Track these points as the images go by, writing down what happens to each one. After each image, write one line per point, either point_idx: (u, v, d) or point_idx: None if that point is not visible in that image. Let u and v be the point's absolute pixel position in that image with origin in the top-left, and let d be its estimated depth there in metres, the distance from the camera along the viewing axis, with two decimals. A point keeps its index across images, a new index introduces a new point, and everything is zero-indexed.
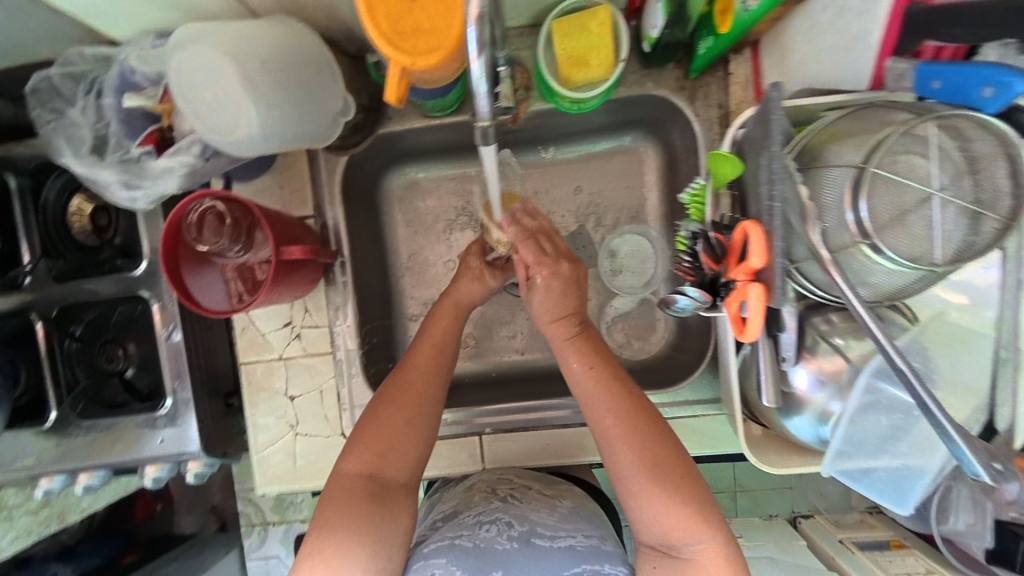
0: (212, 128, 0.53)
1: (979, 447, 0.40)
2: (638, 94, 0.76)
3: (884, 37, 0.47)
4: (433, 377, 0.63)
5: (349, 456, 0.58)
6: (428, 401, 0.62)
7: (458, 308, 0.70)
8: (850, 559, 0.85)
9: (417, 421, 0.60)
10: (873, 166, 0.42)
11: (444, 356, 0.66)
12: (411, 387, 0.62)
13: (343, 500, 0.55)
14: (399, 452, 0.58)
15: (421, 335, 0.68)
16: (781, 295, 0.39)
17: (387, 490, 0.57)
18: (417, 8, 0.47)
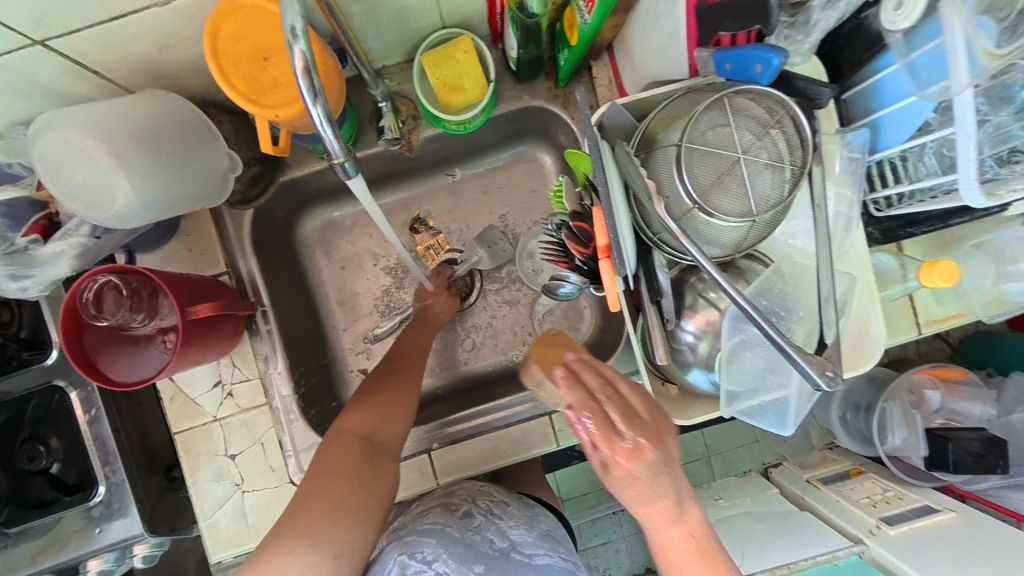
0: (90, 206, 0.54)
1: (814, 361, 0.47)
2: (519, 107, 0.83)
3: (687, 32, 0.54)
4: (418, 363, 0.78)
5: (349, 417, 0.68)
6: (415, 382, 0.75)
7: (428, 324, 0.85)
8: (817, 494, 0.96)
9: (403, 399, 0.72)
10: (687, 143, 0.49)
11: (422, 351, 0.81)
12: (401, 370, 0.76)
13: (343, 448, 0.63)
14: (391, 417, 0.69)
15: (403, 337, 0.82)
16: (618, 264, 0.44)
17: (381, 451, 0.65)
18: (272, 67, 0.51)
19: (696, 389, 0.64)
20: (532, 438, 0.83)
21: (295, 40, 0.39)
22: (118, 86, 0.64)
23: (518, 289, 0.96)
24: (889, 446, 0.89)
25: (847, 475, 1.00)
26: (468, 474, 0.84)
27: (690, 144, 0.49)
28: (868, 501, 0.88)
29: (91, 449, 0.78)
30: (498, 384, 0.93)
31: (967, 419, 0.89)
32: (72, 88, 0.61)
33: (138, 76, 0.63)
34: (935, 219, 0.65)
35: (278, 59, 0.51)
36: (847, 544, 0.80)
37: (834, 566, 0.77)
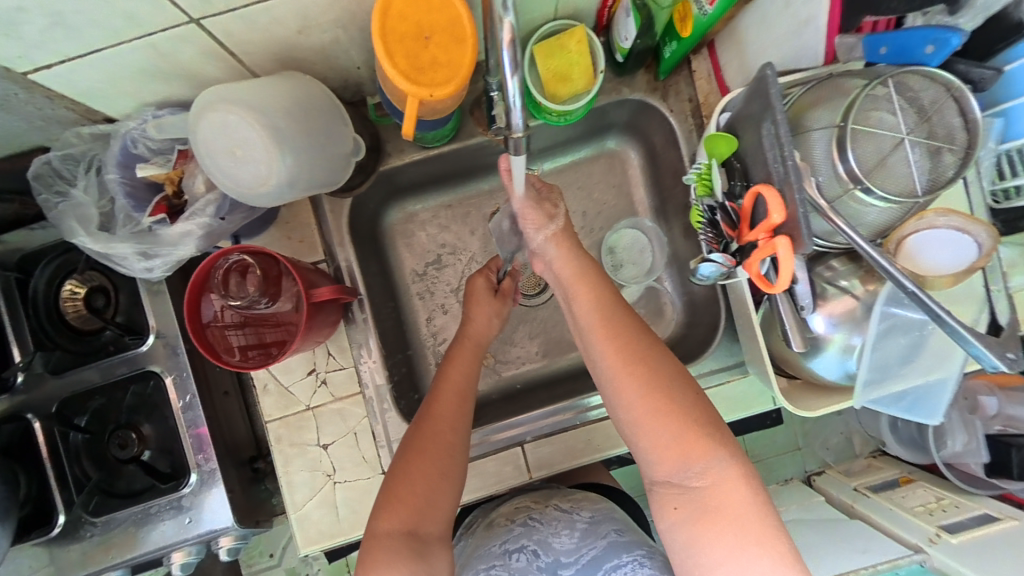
0: (237, 181, 0.54)
1: (993, 343, 0.46)
2: (616, 100, 0.83)
3: (829, 20, 0.55)
4: (458, 421, 0.67)
5: (385, 514, 0.60)
6: (459, 449, 0.65)
7: (475, 346, 0.75)
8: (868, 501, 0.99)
9: (450, 471, 0.64)
10: (851, 124, 0.49)
11: (464, 397, 0.69)
12: (439, 438, 0.65)
13: (386, 556, 0.57)
14: (433, 505, 0.62)
15: (438, 387, 0.70)
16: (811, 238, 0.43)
17: (427, 544, 0.60)
18: (432, 46, 0.51)
19: (820, 380, 0.63)
20: None
21: (505, 13, 0.39)
22: (246, 70, 0.64)
23: None
24: (948, 453, 0.93)
25: (897, 482, 1.04)
26: (559, 470, 0.82)
27: (854, 126, 0.49)
28: (923, 509, 0.92)
29: (184, 437, 0.76)
30: (582, 377, 0.92)
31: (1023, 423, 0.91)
32: (205, 70, 0.62)
33: (267, 60, 0.63)
34: None
35: (438, 38, 0.51)
36: (908, 552, 0.82)
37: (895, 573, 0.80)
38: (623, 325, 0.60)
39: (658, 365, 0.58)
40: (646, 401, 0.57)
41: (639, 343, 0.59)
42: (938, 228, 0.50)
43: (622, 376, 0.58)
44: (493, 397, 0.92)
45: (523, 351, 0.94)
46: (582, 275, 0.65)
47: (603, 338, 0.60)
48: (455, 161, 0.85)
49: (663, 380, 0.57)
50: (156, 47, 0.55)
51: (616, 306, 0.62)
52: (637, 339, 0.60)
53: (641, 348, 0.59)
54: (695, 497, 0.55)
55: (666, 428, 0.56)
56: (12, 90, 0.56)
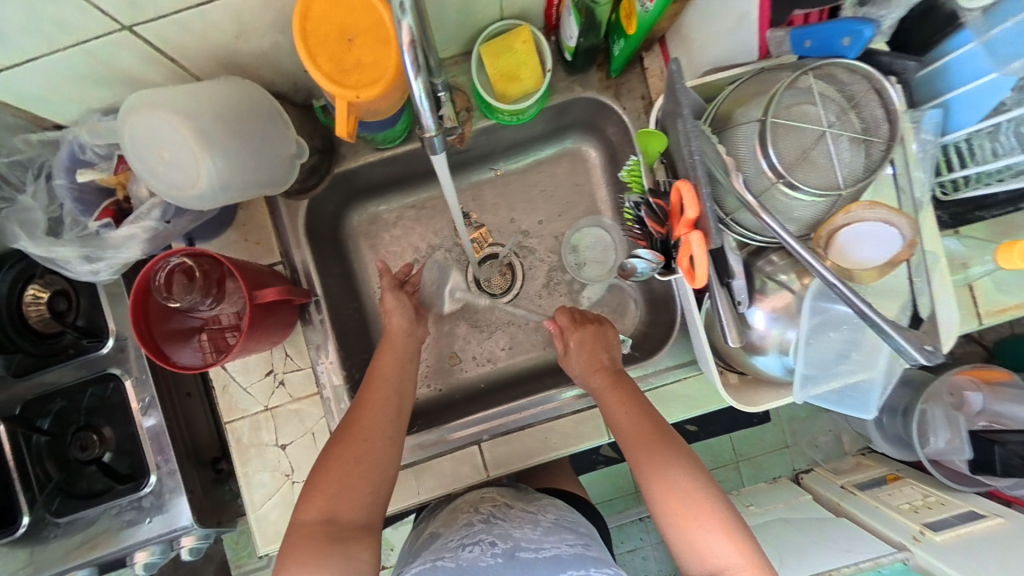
0: (172, 185, 0.55)
1: (912, 336, 0.46)
2: (570, 99, 0.83)
3: (760, 13, 0.55)
4: (382, 410, 0.69)
5: (304, 505, 0.61)
6: (381, 439, 0.67)
7: (401, 340, 0.78)
8: (855, 501, 0.98)
9: (370, 456, 0.65)
10: (772, 118, 0.49)
11: (393, 390, 0.72)
12: (362, 426, 0.67)
13: (303, 542, 0.58)
14: (351, 491, 0.62)
15: (368, 383, 0.73)
16: (719, 234, 0.44)
17: (346, 532, 0.60)
18: (356, 48, 0.52)
19: (765, 376, 0.63)
20: (586, 431, 0.81)
21: (402, 14, 0.39)
22: (190, 75, 0.65)
23: (563, 283, 0.95)
24: (931, 450, 0.89)
25: (884, 481, 1.03)
26: (517, 468, 0.81)
27: (775, 120, 0.49)
28: (909, 507, 0.91)
29: (143, 439, 0.77)
30: (547, 376, 0.91)
31: (1014, 421, 0.84)
32: (147, 75, 0.63)
33: (210, 65, 0.64)
34: (1003, 203, 0.65)
35: (362, 40, 0.52)
36: (890, 550, 0.83)
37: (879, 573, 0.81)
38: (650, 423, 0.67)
39: (682, 460, 0.64)
40: (671, 496, 0.61)
41: (663, 440, 0.66)
42: (866, 221, 0.49)
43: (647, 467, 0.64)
44: (457, 397, 0.91)
45: (488, 351, 0.93)
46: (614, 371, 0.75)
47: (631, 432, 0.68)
48: (411, 162, 0.86)
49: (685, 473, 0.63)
50: (93, 53, 0.57)
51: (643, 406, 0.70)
52: (664, 440, 0.66)
53: (666, 445, 0.65)
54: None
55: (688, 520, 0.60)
56: None
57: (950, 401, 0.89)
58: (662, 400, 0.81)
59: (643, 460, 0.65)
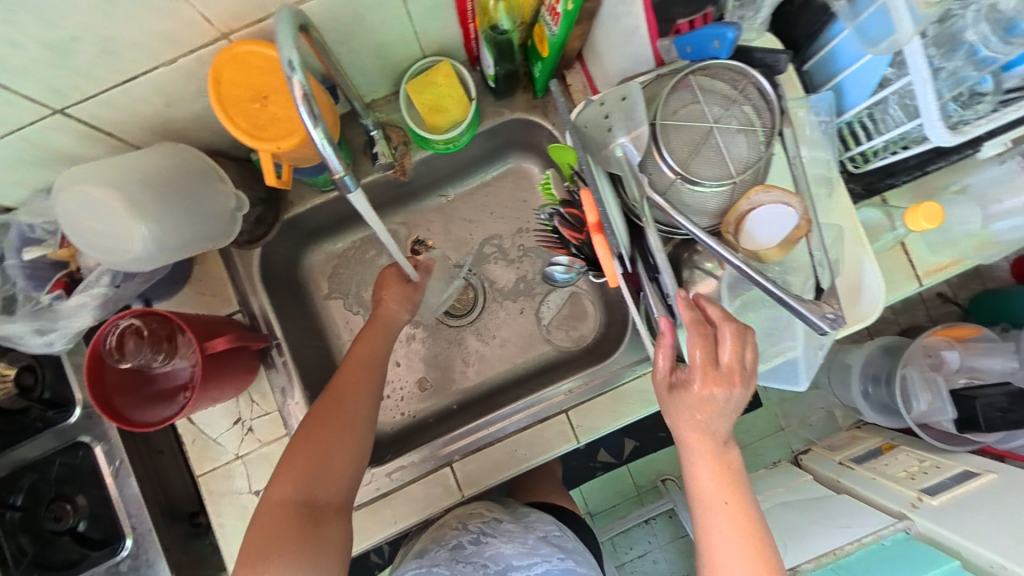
0: (111, 253, 0.58)
1: (814, 306, 0.49)
2: (501, 121, 0.87)
3: (648, 26, 0.59)
4: (362, 394, 0.68)
5: (277, 483, 0.61)
6: (361, 422, 0.66)
7: (386, 327, 0.77)
8: (852, 476, 0.98)
9: (351, 440, 0.65)
10: (660, 121, 0.52)
11: (373, 374, 0.71)
12: (344, 408, 0.66)
13: (275, 523, 0.58)
14: (331, 474, 0.62)
15: (344, 365, 0.70)
16: (612, 235, 0.48)
17: (321, 514, 0.60)
18: (271, 105, 0.56)
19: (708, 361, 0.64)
20: (551, 438, 0.81)
21: (293, 72, 0.43)
22: (128, 146, 0.68)
23: (523, 296, 0.97)
24: (916, 415, 0.89)
25: (879, 451, 1.02)
26: (488, 484, 0.81)
27: (664, 122, 0.52)
28: (904, 473, 0.91)
29: (118, 501, 0.78)
30: (512, 390, 0.93)
31: (988, 374, 0.90)
32: (84, 152, 0.66)
33: (145, 134, 0.68)
34: (912, 167, 0.68)
35: (276, 97, 0.56)
36: (891, 521, 0.82)
37: (881, 545, 0.79)
38: (731, 472, 0.56)
39: (741, 477, 0.56)
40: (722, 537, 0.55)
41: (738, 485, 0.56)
42: (764, 205, 0.52)
43: (705, 479, 0.56)
44: (429, 420, 0.93)
45: (458, 372, 0.95)
46: (712, 376, 0.53)
47: (705, 448, 0.55)
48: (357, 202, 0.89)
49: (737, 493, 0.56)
50: (27, 138, 0.60)
51: (726, 450, 0.56)
52: (732, 485, 0.56)
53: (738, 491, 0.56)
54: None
55: (728, 535, 0.55)
56: None
57: (928, 362, 0.93)
58: (621, 398, 0.81)
59: (705, 501, 0.56)
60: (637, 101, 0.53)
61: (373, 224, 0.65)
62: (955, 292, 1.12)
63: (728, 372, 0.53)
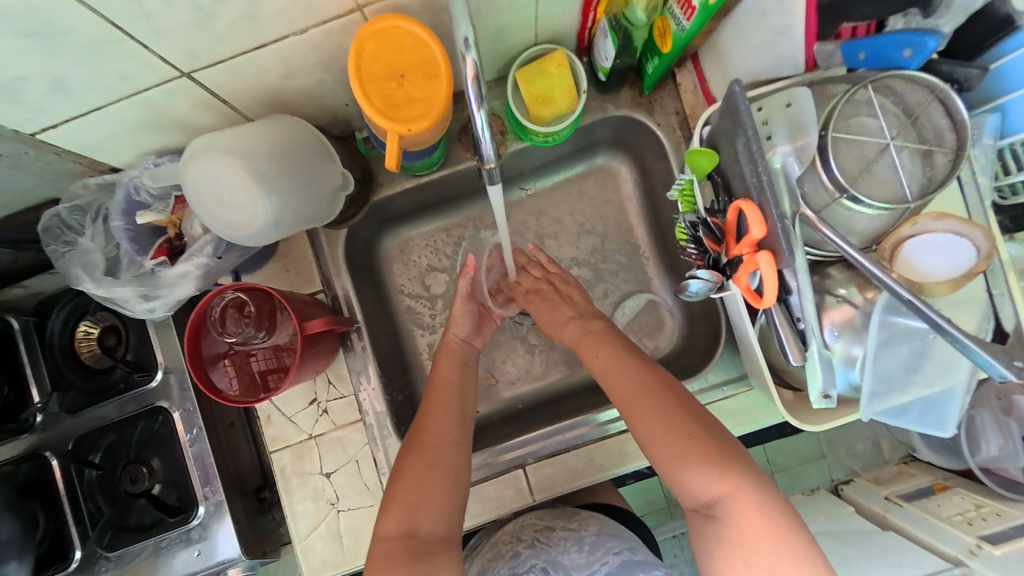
0: (229, 226, 0.56)
1: (1000, 351, 0.45)
2: (602, 117, 0.84)
3: (806, 27, 0.56)
4: (452, 417, 0.65)
5: (383, 516, 0.57)
6: (456, 447, 0.63)
7: (461, 347, 0.76)
8: (901, 512, 0.83)
9: (447, 464, 0.61)
10: (832, 132, 0.49)
11: (456, 395, 0.69)
12: (432, 432, 0.63)
13: (388, 560, 0.54)
14: (430, 500, 0.58)
15: (431, 389, 0.69)
16: (791, 252, 0.43)
17: (427, 547, 0.56)
18: (406, 84, 0.53)
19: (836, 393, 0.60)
20: (632, 451, 0.78)
21: (466, 50, 0.43)
22: (240, 116, 0.67)
23: (599, 299, 0.94)
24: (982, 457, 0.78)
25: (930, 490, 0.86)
26: (562, 491, 0.78)
27: (835, 134, 0.49)
28: (960, 517, 0.75)
29: (192, 469, 0.77)
30: (583, 396, 0.88)
31: None
32: (197, 119, 0.65)
33: (258, 106, 0.67)
34: None
35: (412, 76, 0.53)
36: (947, 566, 0.67)
37: None
38: (631, 357, 0.65)
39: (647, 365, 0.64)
40: (649, 421, 0.59)
41: (644, 367, 0.63)
42: (934, 232, 0.49)
43: (642, 417, 0.60)
44: (495, 418, 0.89)
45: (523, 371, 0.90)
46: (591, 335, 0.71)
47: (628, 387, 0.62)
48: (442, 188, 0.87)
49: (684, 423, 0.57)
50: (150, 102, 0.59)
51: (628, 346, 0.67)
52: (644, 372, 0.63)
53: (648, 374, 0.62)
54: (729, 532, 0.53)
55: (696, 472, 0.55)
56: (23, 150, 0.61)
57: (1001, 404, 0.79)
58: None
59: (618, 389, 0.63)
60: (805, 106, 0.52)
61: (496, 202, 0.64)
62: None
63: (605, 325, 0.72)
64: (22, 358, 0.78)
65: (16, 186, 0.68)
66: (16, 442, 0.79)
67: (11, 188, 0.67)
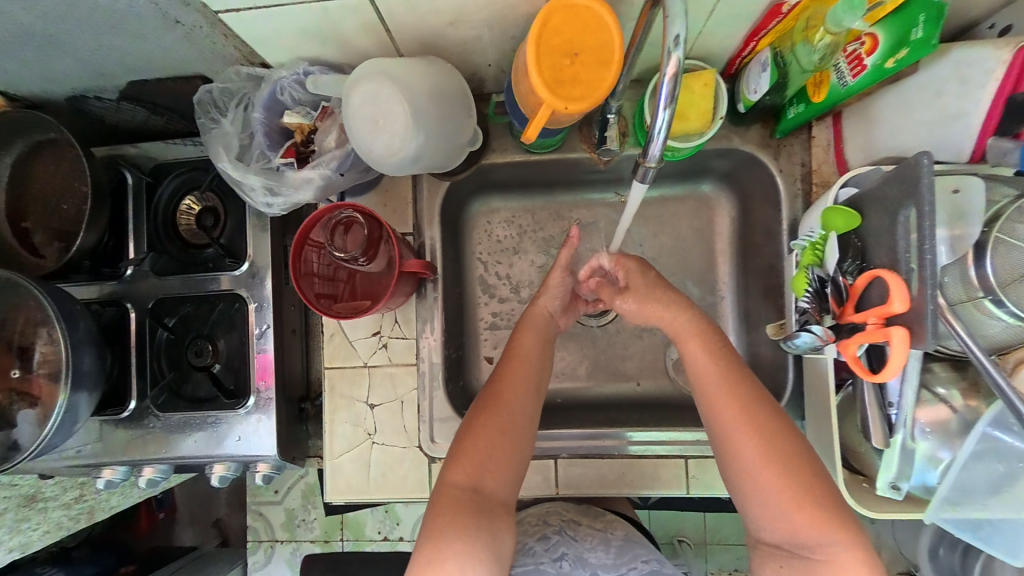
0: (373, 151, 0.59)
1: None
2: (726, 147, 0.82)
3: (986, 118, 0.57)
4: (527, 387, 0.66)
5: (454, 466, 0.60)
6: (525, 420, 0.64)
7: (544, 321, 0.75)
8: None
9: (514, 435, 0.62)
10: (997, 232, 0.47)
11: (538, 367, 0.69)
12: (508, 401, 0.64)
13: (453, 508, 0.57)
14: (496, 465, 0.60)
15: (511, 355, 0.69)
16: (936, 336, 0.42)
17: (490, 506, 0.59)
18: (578, 63, 0.54)
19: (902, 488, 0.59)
20: (663, 477, 0.79)
21: (673, 47, 0.44)
22: (393, 48, 0.69)
23: None
24: None
25: None
26: (587, 494, 0.80)
27: (999, 235, 0.47)
28: None
29: (252, 362, 0.82)
30: (623, 409, 0.89)
31: None
32: (357, 41, 0.67)
33: (412, 43, 0.68)
34: None
35: (586, 56, 0.53)
36: None
37: None
38: (740, 373, 0.60)
39: (755, 385, 0.60)
40: (760, 448, 0.56)
41: (754, 387, 0.60)
42: None
43: (734, 434, 0.58)
44: None
45: (569, 369, 0.91)
46: (697, 327, 0.65)
47: (729, 401, 0.59)
48: (546, 170, 0.87)
49: (786, 453, 0.56)
50: (327, 13, 0.61)
51: (734, 359, 0.62)
52: (751, 393, 0.59)
53: (758, 398, 0.59)
54: (802, 563, 0.54)
55: (782, 504, 0.54)
56: (199, 24, 0.64)
57: None
58: None
59: (721, 403, 0.59)
60: (974, 196, 0.49)
61: (630, 204, 0.65)
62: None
63: (714, 325, 0.66)
64: (128, 212, 0.84)
65: (176, 56, 0.71)
66: (98, 287, 0.85)
67: (171, 56, 0.71)
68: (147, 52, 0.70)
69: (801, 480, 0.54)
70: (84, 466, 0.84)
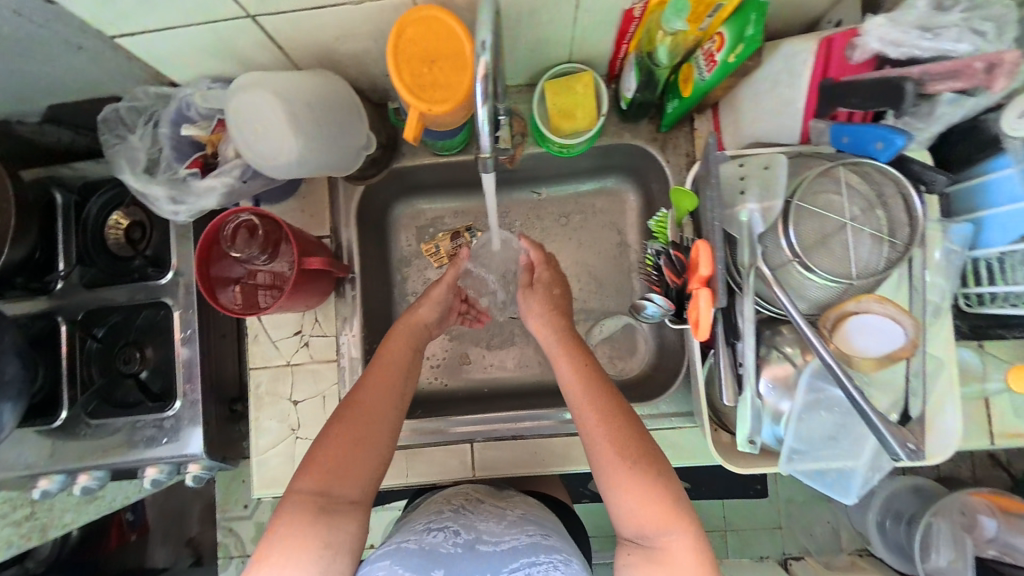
0: (259, 154, 0.64)
1: (897, 432, 0.48)
2: (619, 143, 0.88)
3: (806, 104, 0.63)
4: (389, 393, 0.67)
5: (301, 473, 0.61)
6: (383, 423, 0.65)
7: (416, 328, 0.76)
8: None
9: (367, 440, 0.63)
10: (797, 200, 0.53)
11: (404, 374, 0.70)
12: (366, 408, 0.65)
13: (294, 514, 0.57)
14: (348, 469, 0.61)
15: (375, 364, 0.70)
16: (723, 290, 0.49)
17: (335, 507, 0.59)
18: (435, 69, 0.59)
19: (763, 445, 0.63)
20: (575, 454, 0.83)
21: (481, 52, 0.48)
22: (290, 62, 0.74)
23: (579, 314, 0.97)
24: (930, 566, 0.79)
25: None
26: (503, 474, 0.83)
27: (800, 203, 0.53)
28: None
29: (178, 367, 0.85)
30: (548, 396, 0.93)
31: None
32: (255, 56, 0.72)
33: (308, 57, 0.74)
34: None
35: (442, 64, 0.59)
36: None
37: None
38: (602, 382, 0.67)
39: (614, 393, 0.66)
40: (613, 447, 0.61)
41: (615, 395, 0.66)
42: (872, 312, 0.52)
43: (596, 438, 0.62)
44: (460, 395, 0.94)
45: (495, 360, 0.95)
46: (568, 349, 0.71)
47: (592, 406, 0.64)
48: (460, 172, 0.93)
49: (635, 451, 0.61)
50: (217, 32, 0.66)
51: (599, 374, 0.68)
52: (611, 400, 0.65)
53: (617, 402, 0.65)
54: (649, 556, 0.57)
55: (631, 496, 0.58)
56: (101, 48, 0.70)
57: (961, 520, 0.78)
58: None
59: (585, 408, 0.65)
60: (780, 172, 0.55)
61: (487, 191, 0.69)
62: (1009, 458, 0.97)
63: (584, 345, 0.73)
64: (56, 228, 0.87)
65: (90, 78, 0.76)
66: (31, 302, 0.87)
67: (84, 78, 0.76)
68: (59, 73, 0.74)
69: (647, 474, 0.59)
70: (22, 478, 0.86)
